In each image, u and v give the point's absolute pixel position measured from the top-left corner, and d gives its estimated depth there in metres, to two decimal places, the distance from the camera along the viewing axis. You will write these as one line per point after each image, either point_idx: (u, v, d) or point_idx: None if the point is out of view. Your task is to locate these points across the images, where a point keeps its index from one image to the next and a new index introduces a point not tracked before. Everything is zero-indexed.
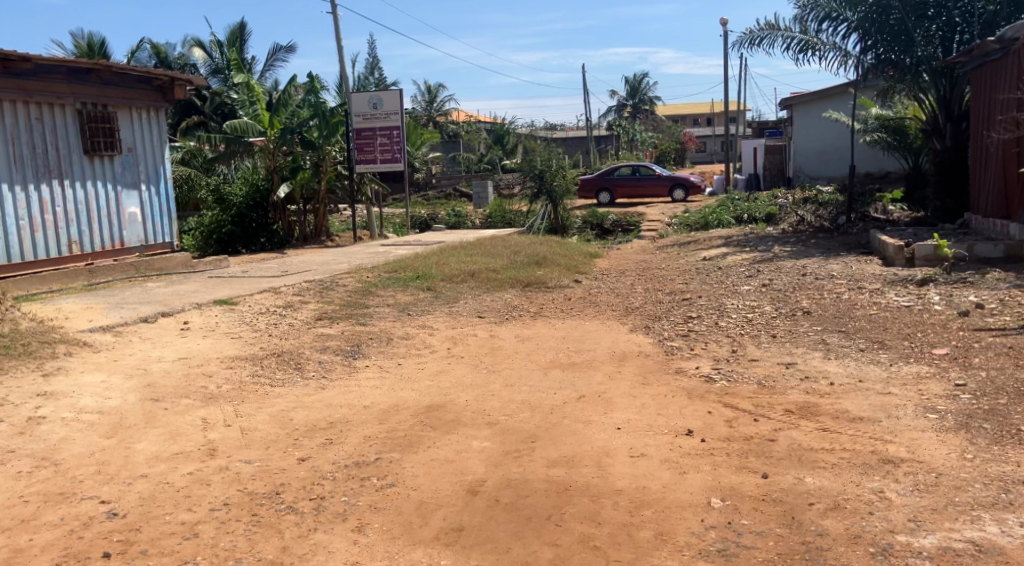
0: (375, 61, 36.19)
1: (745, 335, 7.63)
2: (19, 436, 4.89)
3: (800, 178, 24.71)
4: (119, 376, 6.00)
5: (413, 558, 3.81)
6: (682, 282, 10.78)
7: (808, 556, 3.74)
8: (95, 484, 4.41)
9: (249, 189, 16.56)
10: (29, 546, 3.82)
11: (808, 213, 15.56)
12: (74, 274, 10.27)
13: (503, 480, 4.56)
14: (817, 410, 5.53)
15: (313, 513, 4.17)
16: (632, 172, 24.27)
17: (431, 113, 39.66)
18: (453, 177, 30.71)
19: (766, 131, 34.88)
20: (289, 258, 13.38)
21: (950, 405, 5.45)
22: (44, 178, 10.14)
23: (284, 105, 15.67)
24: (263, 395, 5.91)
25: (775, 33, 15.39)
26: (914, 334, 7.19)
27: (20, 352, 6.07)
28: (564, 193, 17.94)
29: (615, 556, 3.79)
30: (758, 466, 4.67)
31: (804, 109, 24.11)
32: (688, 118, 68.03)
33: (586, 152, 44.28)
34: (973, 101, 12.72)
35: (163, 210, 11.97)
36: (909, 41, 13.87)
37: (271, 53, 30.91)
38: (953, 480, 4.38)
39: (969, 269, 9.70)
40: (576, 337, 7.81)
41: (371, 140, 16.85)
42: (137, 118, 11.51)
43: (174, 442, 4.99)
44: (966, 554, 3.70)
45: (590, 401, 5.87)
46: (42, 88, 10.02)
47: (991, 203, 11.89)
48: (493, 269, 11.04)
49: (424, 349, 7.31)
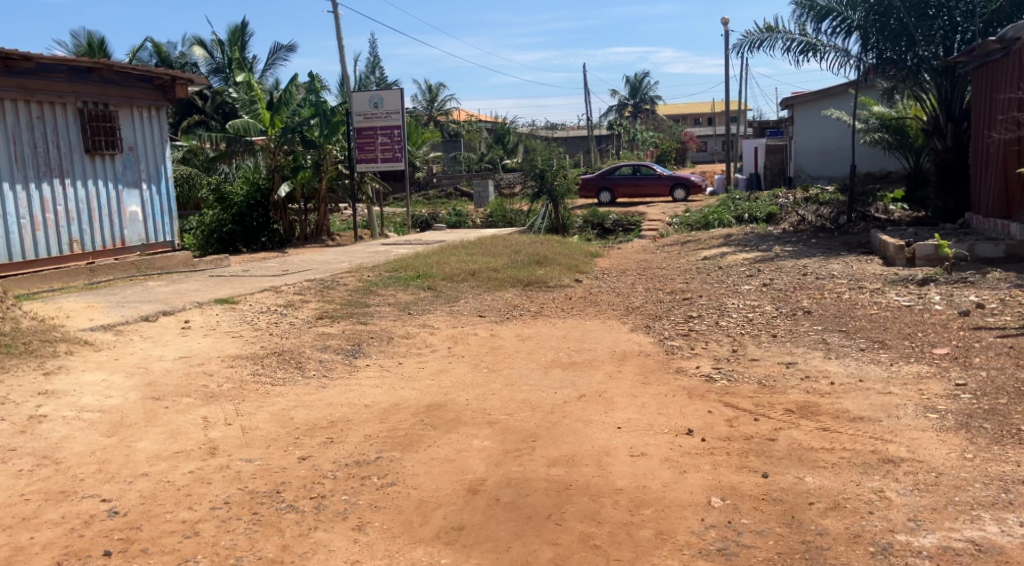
0: (375, 60, 36.16)
1: (745, 335, 7.64)
2: (20, 435, 4.90)
3: (800, 177, 24.71)
4: (120, 375, 6.01)
5: (413, 557, 3.81)
6: (682, 282, 10.77)
7: (808, 556, 3.75)
8: (96, 482, 4.41)
9: (249, 187, 16.57)
10: (29, 545, 3.82)
11: (809, 213, 15.61)
12: (76, 273, 10.30)
13: (503, 479, 4.56)
14: (817, 409, 5.53)
15: (314, 512, 4.18)
16: (633, 172, 24.25)
17: (431, 113, 39.62)
18: (453, 176, 30.72)
19: (767, 131, 34.86)
20: (289, 258, 13.38)
21: (950, 404, 5.45)
22: (45, 177, 10.14)
23: (285, 103, 15.71)
24: (264, 394, 5.91)
25: (776, 35, 15.40)
26: (914, 334, 7.19)
27: (21, 351, 6.08)
28: (565, 192, 17.96)
29: (615, 555, 3.80)
30: (758, 466, 4.67)
31: (805, 108, 24.13)
32: (688, 117, 67.96)
33: (586, 152, 44.32)
34: (975, 101, 12.71)
35: (164, 209, 11.98)
36: (910, 41, 13.85)
37: (271, 52, 30.94)
38: (953, 480, 4.38)
39: (970, 268, 9.69)
40: (576, 337, 7.82)
41: (371, 140, 16.63)
42: (139, 117, 11.52)
43: (175, 440, 5.00)
44: (966, 553, 3.70)
45: (590, 401, 5.87)
46: (43, 87, 10.04)
47: (993, 203, 11.88)
48: (494, 269, 11.04)
49: (424, 348, 7.31)
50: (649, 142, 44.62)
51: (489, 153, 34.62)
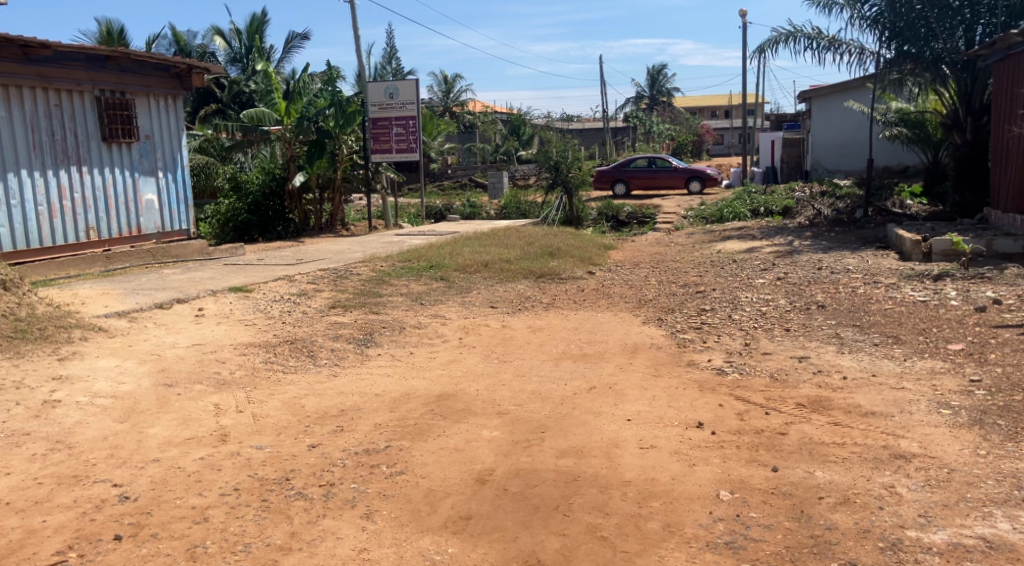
0: (392, 49, 35.97)
1: (758, 328, 7.61)
2: (35, 419, 4.95)
3: (817, 171, 24.44)
4: (133, 361, 6.06)
5: (421, 546, 3.82)
6: (695, 274, 10.77)
7: (816, 550, 3.73)
8: (108, 467, 4.45)
9: (265, 177, 16.54)
10: (42, 527, 3.86)
11: (825, 208, 15.59)
12: (92, 260, 10.38)
13: (512, 469, 4.56)
14: (829, 404, 5.50)
15: (323, 500, 4.20)
16: (648, 164, 24.08)
17: (447, 103, 39.19)
18: (469, 167, 30.81)
19: (784, 123, 34.59)
20: (304, 247, 13.43)
21: (964, 401, 5.41)
22: (62, 164, 10.21)
23: (301, 93, 15.54)
24: (276, 382, 5.94)
25: (795, 34, 15.32)
26: (930, 329, 7.13)
27: (36, 336, 6.14)
28: (580, 184, 18.12)
29: (622, 547, 3.80)
30: (768, 460, 4.66)
31: (823, 102, 23.87)
32: (706, 110, 67.75)
33: (602, 143, 44.26)
34: (997, 94, 12.47)
35: (181, 197, 12.03)
36: (930, 35, 13.74)
37: (287, 42, 31.11)
38: (966, 476, 4.35)
39: (988, 264, 9.56)
40: (588, 329, 7.80)
41: (387, 130, 16.80)
42: (155, 105, 11.54)
43: (186, 427, 5.04)
44: (977, 550, 3.67)
45: (600, 393, 5.86)
46: (62, 75, 10.12)
47: (1015, 197, 11.69)
48: (507, 260, 11.07)
49: (435, 339, 7.32)
50: (666, 135, 44.45)
51: (505, 144, 34.58)
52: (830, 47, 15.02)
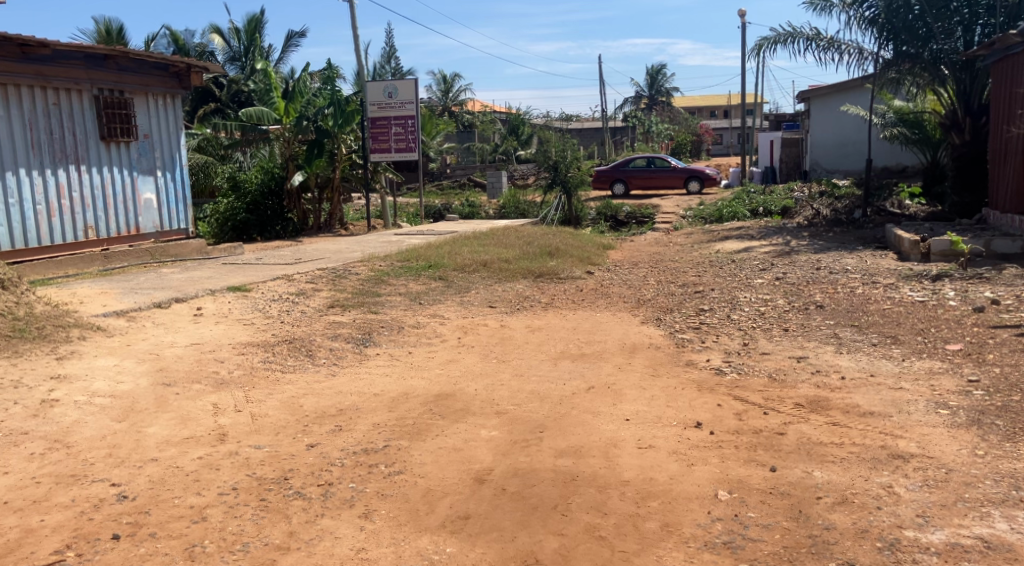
0: (390, 49, 35.94)
1: (756, 328, 7.61)
2: (33, 418, 4.95)
3: (816, 171, 24.44)
4: (132, 361, 6.05)
5: (420, 546, 3.82)
6: (694, 274, 10.78)
7: (814, 550, 3.73)
8: (106, 467, 4.45)
9: (265, 177, 16.52)
10: (40, 527, 3.86)
11: (823, 209, 15.66)
12: (90, 259, 10.38)
13: (510, 469, 4.56)
14: (827, 404, 5.50)
15: (321, 499, 4.19)
16: (647, 164, 24.09)
17: (446, 103, 39.16)
18: (467, 167, 30.77)
19: (783, 124, 34.58)
20: (303, 246, 13.42)
21: (962, 401, 5.42)
22: (61, 163, 10.21)
23: (301, 93, 15.52)
24: (274, 381, 5.94)
25: (795, 34, 15.33)
26: (928, 329, 7.14)
27: (35, 335, 6.13)
28: (579, 184, 18.10)
29: (621, 547, 3.80)
30: (766, 459, 4.66)
31: (822, 102, 23.85)
32: (705, 110, 67.74)
33: (600, 143, 44.20)
34: (996, 94, 12.48)
35: (179, 197, 12.02)
36: (929, 35, 13.74)
37: (287, 40, 31.11)
38: (964, 476, 4.35)
39: (986, 264, 9.56)
40: (586, 329, 7.80)
41: (386, 129, 16.80)
42: (154, 104, 11.53)
43: (185, 426, 5.04)
44: (974, 550, 3.68)
45: (598, 392, 5.86)
46: (60, 73, 10.11)
47: (1014, 198, 11.70)
48: (505, 259, 11.08)
49: (434, 339, 7.32)
50: (665, 135, 44.43)
51: (503, 144, 34.54)
52: (829, 47, 15.03)
